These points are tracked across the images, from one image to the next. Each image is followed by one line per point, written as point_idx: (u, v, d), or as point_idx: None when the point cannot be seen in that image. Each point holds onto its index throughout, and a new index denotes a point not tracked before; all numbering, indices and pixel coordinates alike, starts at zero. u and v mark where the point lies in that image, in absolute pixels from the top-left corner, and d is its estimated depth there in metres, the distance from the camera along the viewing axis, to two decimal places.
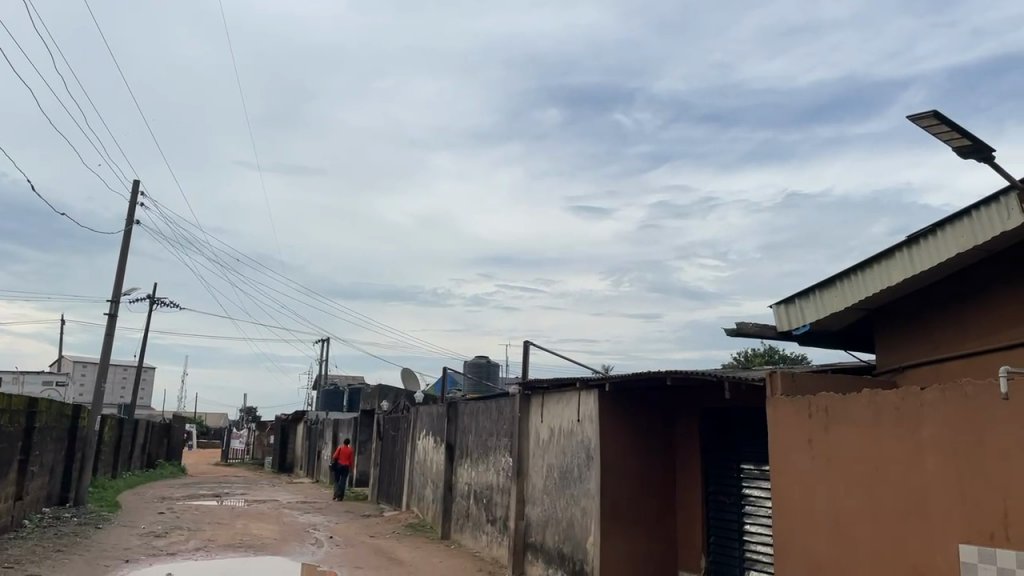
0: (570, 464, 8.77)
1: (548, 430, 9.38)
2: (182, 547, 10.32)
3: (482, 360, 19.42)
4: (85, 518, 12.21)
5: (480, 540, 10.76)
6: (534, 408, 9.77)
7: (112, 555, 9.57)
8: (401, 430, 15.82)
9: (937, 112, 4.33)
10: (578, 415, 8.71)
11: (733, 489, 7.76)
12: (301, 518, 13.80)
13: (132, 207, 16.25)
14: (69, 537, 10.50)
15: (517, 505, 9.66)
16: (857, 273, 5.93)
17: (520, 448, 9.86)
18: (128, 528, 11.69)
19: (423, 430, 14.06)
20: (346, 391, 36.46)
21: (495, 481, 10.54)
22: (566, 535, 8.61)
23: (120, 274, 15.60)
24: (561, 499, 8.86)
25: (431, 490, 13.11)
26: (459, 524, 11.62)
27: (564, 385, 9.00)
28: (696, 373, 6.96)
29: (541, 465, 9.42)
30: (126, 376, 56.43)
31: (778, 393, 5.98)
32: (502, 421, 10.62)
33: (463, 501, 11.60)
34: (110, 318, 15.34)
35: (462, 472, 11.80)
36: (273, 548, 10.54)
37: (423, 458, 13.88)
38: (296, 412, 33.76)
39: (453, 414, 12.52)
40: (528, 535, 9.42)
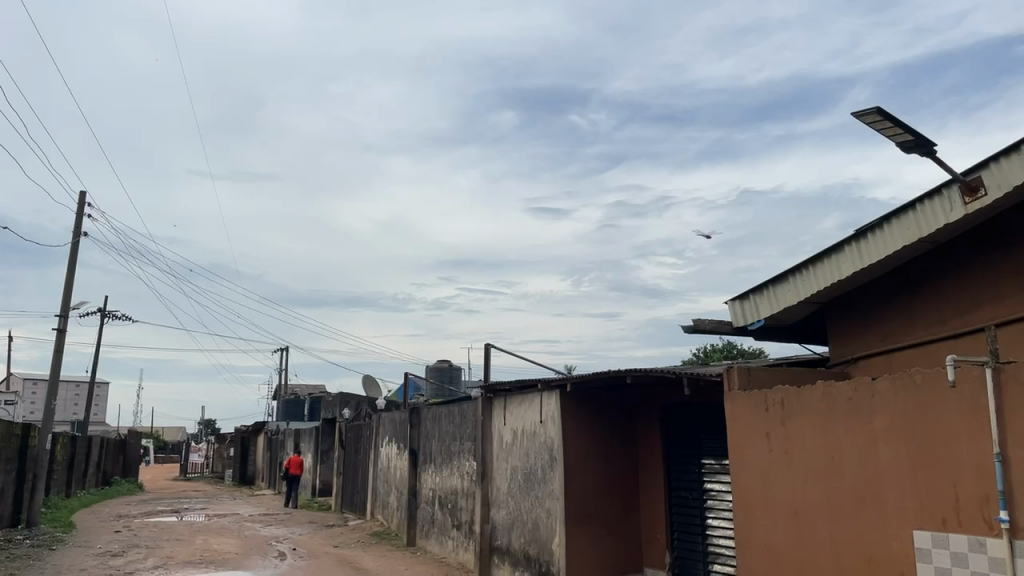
0: (533, 466, 8.78)
1: (511, 433, 9.39)
2: (140, 566, 10.07)
3: (444, 364, 19.38)
4: (37, 539, 11.86)
5: (446, 546, 10.71)
6: (496, 411, 9.77)
7: None
8: (363, 437, 15.68)
9: (881, 108, 4.45)
10: (540, 416, 8.73)
11: (694, 485, 7.86)
12: (263, 531, 13.59)
13: (80, 218, 15.83)
14: (20, 560, 10.19)
15: (482, 508, 9.65)
16: (808, 267, 6.06)
17: (484, 452, 9.85)
18: (83, 549, 11.37)
19: (386, 437, 13.97)
20: (307, 400, 36.00)
21: (460, 486, 10.51)
22: (531, 537, 8.63)
23: (69, 288, 15.19)
24: (525, 502, 8.87)
25: (395, 497, 13.01)
26: (424, 530, 11.56)
27: (526, 387, 9.02)
28: (654, 370, 7.04)
29: (505, 469, 9.41)
30: (79, 392, 55.00)
31: (735, 388, 6.08)
32: (466, 424, 10.58)
33: (427, 507, 11.54)
34: (60, 334, 14.91)
35: (426, 477, 11.75)
36: (236, 563, 10.36)
37: (386, 465, 13.76)
38: (257, 423, 33.23)
39: (416, 420, 12.45)
40: (493, 538, 9.43)
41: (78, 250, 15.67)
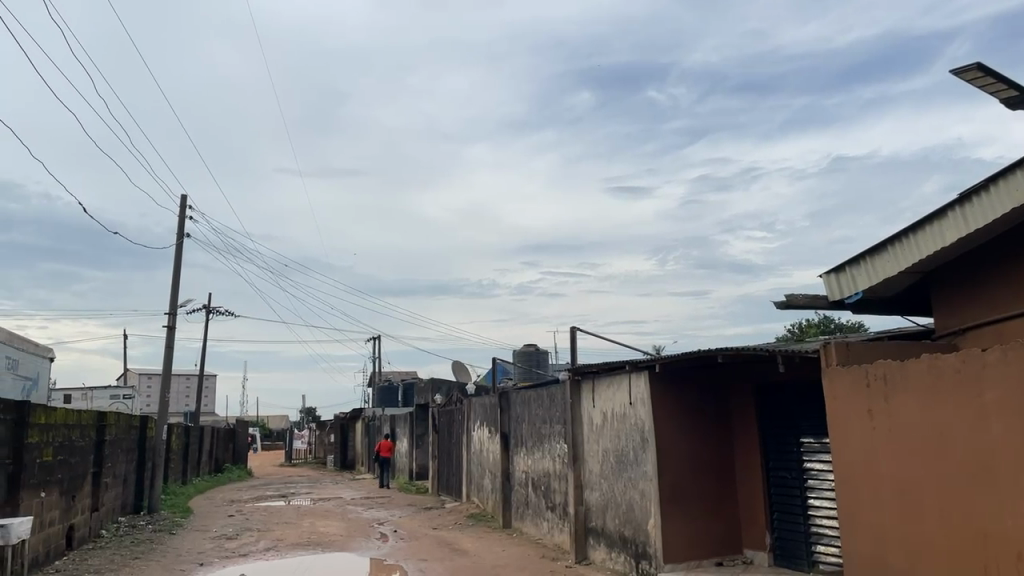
0: (625, 447, 8.77)
1: (601, 415, 9.39)
2: (252, 548, 10.65)
3: (531, 348, 19.51)
4: (159, 524, 12.70)
5: (542, 528, 10.82)
6: (585, 393, 9.78)
7: (188, 559, 9.96)
8: (456, 423, 16.00)
9: (981, 64, 4.20)
10: (630, 398, 8.69)
11: (793, 464, 7.67)
12: (365, 514, 14.10)
13: (182, 220, 16.70)
14: (144, 544, 10.94)
15: (576, 490, 9.72)
16: (909, 235, 5.79)
17: (574, 435, 9.89)
18: (201, 532, 12.11)
19: (477, 422, 14.22)
20: (400, 387, 36.97)
21: (553, 468, 10.59)
22: (626, 519, 8.63)
23: (175, 287, 16.08)
24: (619, 483, 8.87)
25: (489, 480, 13.23)
26: (519, 512, 11.71)
27: (614, 369, 9.00)
28: (748, 348, 6.90)
29: (597, 451, 9.43)
30: (190, 384, 58.32)
31: (833, 363, 5.90)
32: (555, 408, 10.64)
33: (522, 489, 11.68)
34: (170, 330, 15.83)
35: (519, 460, 11.90)
36: (340, 545, 10.80)
37: (480, 448, 14.00)
38: (354, 410, 34.40)
39: (506, 404, 12.61)
40: (588, 520, 9.48)
41: (183, 250, 16.56)
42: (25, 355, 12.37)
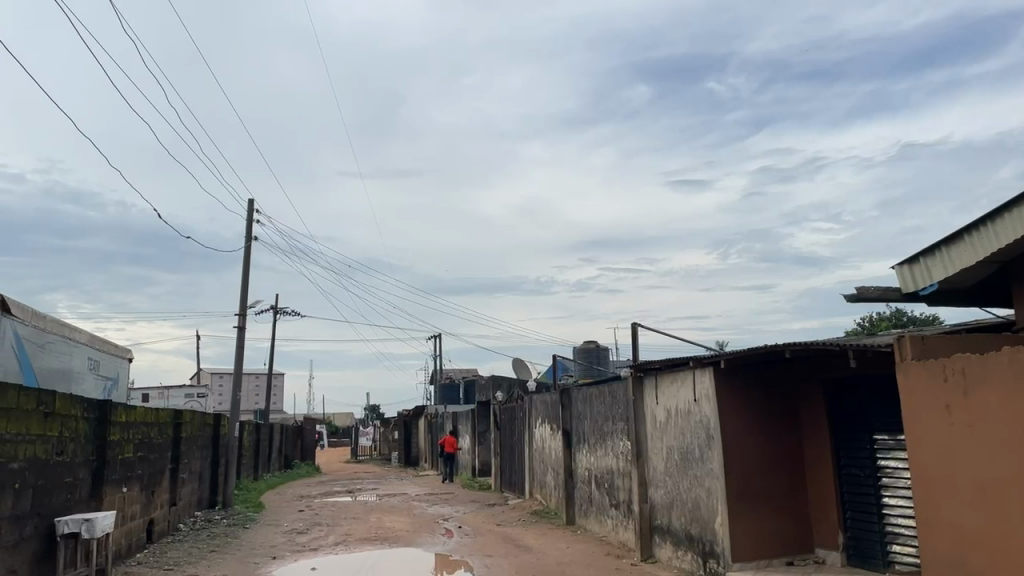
0: (690, 445, 8.66)
1: (664, 412, 9.29)
2: (323, 542, 10.92)
3: (591, 345, 19.44)
4: (233, 519, 13.13)
5: (606, 525, 10.78)
6: (648, 390, 9.69)
7: (261, 552, 10.28)
8: (517, 420, 16.05)
9: None
10: (695, 394, 8.57)
11: (867, 461, 7.44)
12: (430, 509, 14.28)
13: (250, 224, 17.20)
14: (221, 538, 11.31)
15: (640, 488, 9.65)
16: (987, 224, 5.55)
17: (638, 432, 9.81)
18: (273, 527, 12.47)
19: (539, 419, 14.24)
20: (462, 385, 37.31)
21: (616, 466, 10.53)
22: (692, 516, 8.53)
23: (245, 289, 16.58)
24: (684, 481, 8.77)
25: (552, 477, 13.24)
26: (583, 509, 11.69)
27: (677, 365, 8.89)
28: (817, 343, 6.73)
29: (662, 448, 9.33)
30: (260, 382, 60.11)
31: (908, 358, 5.69)
32: (618, 405, 10.57)
33: (585, 486, 11.66)
34: (240, 331, 16.32)
35: (582, 457, 11.87)
36: (407, 540, 10.97)
37: (542, 445, 14.02)
38: (416, 407, 34.90)
39: (568, 401, 12.59)
40: (653, 518, 9.40)
41: (250, 253, 17.05)
42: (106, 356, 12.93)
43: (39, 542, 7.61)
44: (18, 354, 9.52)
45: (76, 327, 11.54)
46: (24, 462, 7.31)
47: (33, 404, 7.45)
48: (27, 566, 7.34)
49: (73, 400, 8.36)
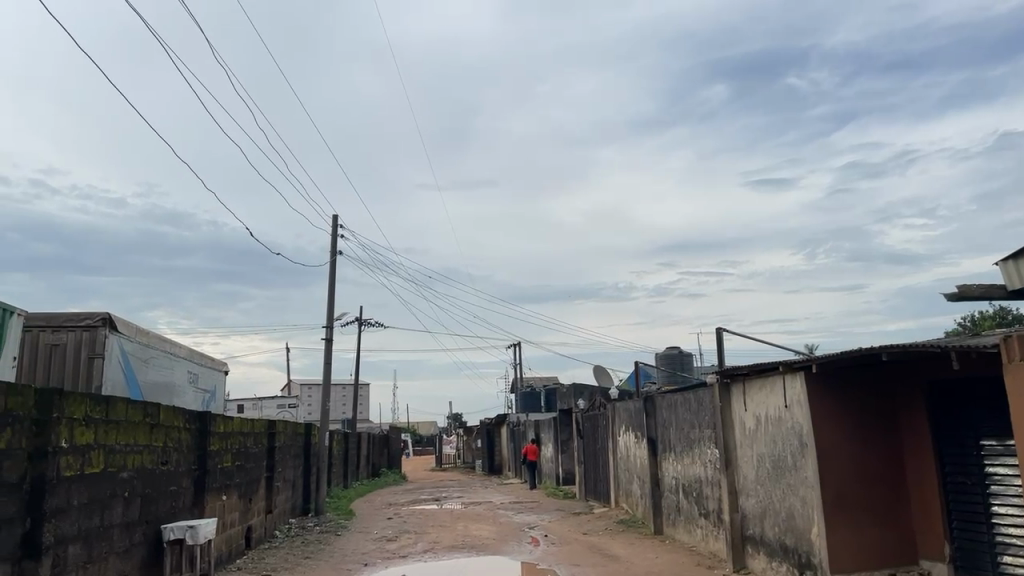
0: (782, 453, 8.38)
1: (754, 419, 9.04)
2: (411, 550, 11.10)
3: (674, 351, 19.14)
4: (325, 526, 13.52)
5: (695, 535, 10.56)
6: (737, 397, 9.45)
7: (353, 559, 10.52)
8: (600, 428, 15.94)
9: None
10: (785, 401, 8.31)
11: (973, 468, 7.04)
12: (516, 518, 14.32)
13: (335, 239, 17.74)
14: (314, 544, 11.68)
15: (730, 497, 9.41)
16: None
17: (726, 440, 9.57)
18: (363, 534, 12.77)
19: (623, 427, 14.09)
20: (543, 392, 37.34)
21: (704, 474, 10.31)
22: (786, 526, 8.25)
23: (331, 302, 17.08)
24: (777, 490, 8.49)
25: (638, 485, 13.07)
26: (671, 518, 11.48)
27: (766, 370, 8.64)
28: (916, 345, 6.42)
29: (752, 457, 9.07)
30: (346, 392, 61.75)
31: (1016, 359, 5.35)
32: (704, 412, 10.34)
33: (672, 495, 11.46)
34: (328, 343, 16.81)
35: (668, 466, 11.68)
36: (494, 548, 11.04)
37: (626, 454, 13.86)
38: (498, 415, 35.11)
39: (652, 408, 12.42)
40: (745, 528, 9.15)
41: (335, 267, 17.56)
42: (204, 369, 13.55)
43: (148, 547, 8.02)
44: (124, 369, 10.08)
45: (176, 342, 12.13)
46: (133, 471, 7.73)
47: (140, 416, 7.87)
48: (137, 570, 7.74)
49: (175, 411, 8.78)
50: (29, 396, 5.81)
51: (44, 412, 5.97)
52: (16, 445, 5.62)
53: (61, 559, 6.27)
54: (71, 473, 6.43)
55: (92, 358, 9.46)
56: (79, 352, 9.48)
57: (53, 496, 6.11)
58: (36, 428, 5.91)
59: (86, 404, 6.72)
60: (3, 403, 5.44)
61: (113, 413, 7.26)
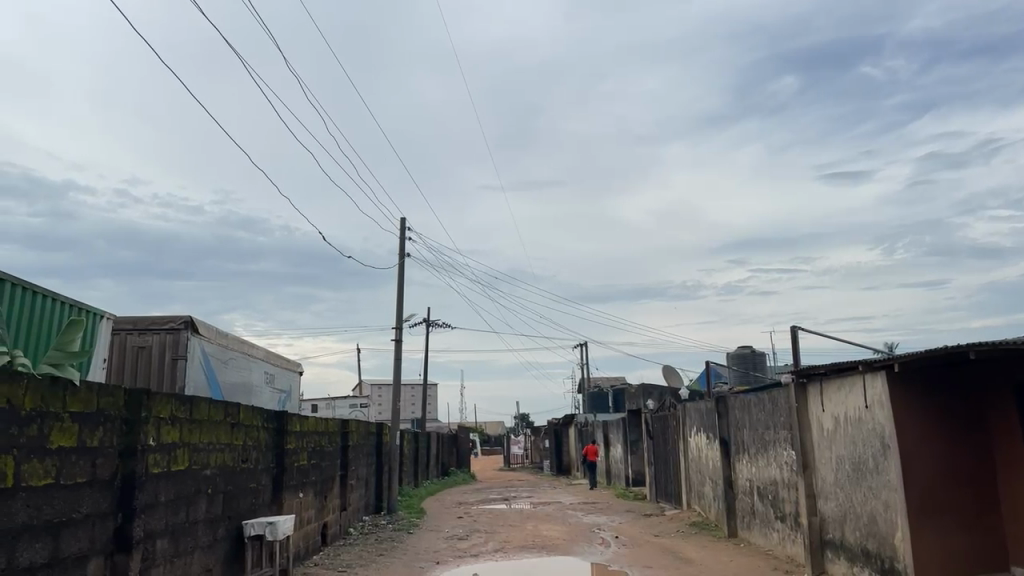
0: (863, 455, 8.10)
1: (832, 420, 8.76)
2: (482, 549, 11.17)
3: (747, 350, 18.75)
4: (397, 524, 13.73)
5: (771, 539, 10.31)
6: (813, 396, 9.19)
7: (425, 557, 10.67)
8: (670, 428, 15.71)
9: None
10: (866, 401, 8.01)
11: None
12: (586, 518, 14.27)
13: (403, 241, 18.03)
14: (387, 542, 11.89)
15: (808, 500, 9.15)
16: None
17: (803, 441, 9.31)
18: (435, 533, 12.93)
19: (694, 427, 13.87)
20: (612, 393, 37.09)
21: (780, 476, 10.04)
22: (868, 531, 7.96)
23: (401, 304, 17.36)
24: (858, 493, 8.21)
25: (710, 487, 12.84)
26: (746, 521, 11.23)
27: (845, 370, 8.36)
28: (1007, 343, 6.11)
29: (831, 459, 8.80)
30: (415, 392, 62.65)
31: None
32: (779, 413, 10.08)
33: (747, 498, 11.21)
34: (397, 343, 17.10)
35: (742, 468, 11.43)
36: (565, 549, 11.02)
37: (698, 455, 13.63)
38: (567, 416, 35.05)
39: (724, 409, 12.19)
40: (825, 532, 8.87)
41: (404, 269, 17.84)
42: (280, 370, 13.97)
43: (230, 543, 8.29)
44: (206, 369, 10.47)
45: (254, 344, 12.54)
46: (215, 469, 8.01)
47: (221, 415, 8.15)
48: (220, 565, 8.01)
49: (254, 411, 9.07)
50: (119, 396, 6.08)
51: (132, 412, 6.24)
52: (107, 444, 5.89)
53: (150, 553, 6.54)
54: (158, 470, 6.70)
55: (175, 360, 9.84)
56: (163, 354, 9.88)
57: (142, 493, 6.38)
58: (126, 427, 6.19)
59: (171, 404, 6.99)
60: (95, 403, 5.70)
61: (196, 413, 7.54)
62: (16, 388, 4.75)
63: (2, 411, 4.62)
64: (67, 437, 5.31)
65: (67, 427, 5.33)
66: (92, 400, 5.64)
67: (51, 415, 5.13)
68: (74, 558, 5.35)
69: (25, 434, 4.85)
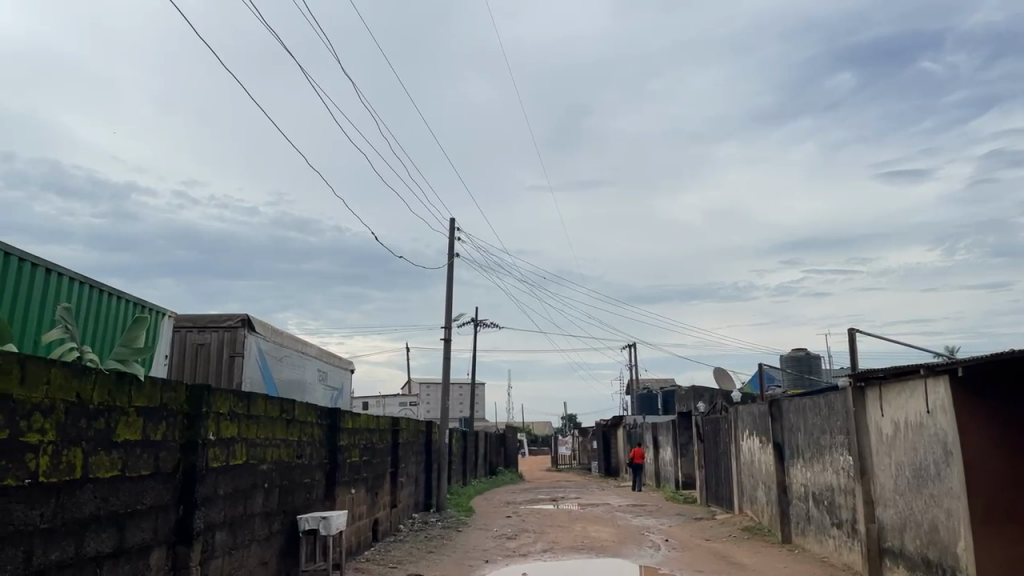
0: (924, 461, 7.86)
1: (892, 425, 8.54)
2: (531, 549, 11.19)
3: (801, 353, 18.40)
4: (447, 521, 13.85)
5: (827, 545, 10.08)
6: (872, 401, 8.96)
7: (475, 555, 10.72)
8: (722, 432, 15.49)
9: None
10: (928, 406, 7.78)
11: None
12: (635, 521, 14.16)
13: (452, 242, 18.17)
14: (437, 539, 11.99)
15: (866, 507, 8.93)
16: None
17: (861, 446, 9.08)
18: (484, 531, 12.98)
19: (746, 431, 13.65)
20: (661, 395, 36.76)
21: (837, 482, 9.82)
22: (929, 539, 7.73)
23: (450, 303, 17.49)
24: (918, 500, 7.97)
25: (763, 491, 12.63)
26: (800, 527, 11.02)
27: (905, 374, 8.14)
28: None
29: (890, 465, 8.57)
30: (463, 391, 63.09)
31: None
32: (836, 417, 9.86)
33: (801, 503, 11.00)
34: (446, 342, 17.25)
35: (797, 472, 11.21)
36: (614, 550, 10.96)
37: (750, 459, 13.41)
38: (615, 417, 34.85)
39: (778, 412, 11.97)
40: (883, 539, 8.64)
41: (453, 270, 17.97)
42: (332, 368, 14.22)
43: (286, 537, 8.48)
44: (262, 367, 10.72)
45: (307, 342, 12.78)
46: (272, 464, 8.19)
47: (277, 412, 8.33)
48: (276, 558, 8.19)
49: (308, 407, 9.26)
50: (181, 392, 6.25)
51: (194, 408, 6.43)
52: (170, 438, 6.07)
53: (210, 545, 6.72)
54: (218, 464, 6.89)
55: (233, 357, 10.11)
56: (221, 350, 10.16)
57: (203, 486, 6.56)
58: (187, 422, 6.36)
59: (230, 400, 7.17)
60: (159, 398, 5.88)
61: (254, 408, 7.73)
62: (84, 383, 4.91)
63: (71, 405, 4.79)
64: (132, 431, 5.48)
65: (132, 421, 5.50)
66: (156, 395, 5.82)
67: (116, 409, 5.30)
68: (138, 549, 5.52)
69: (94, 427, 5.01)
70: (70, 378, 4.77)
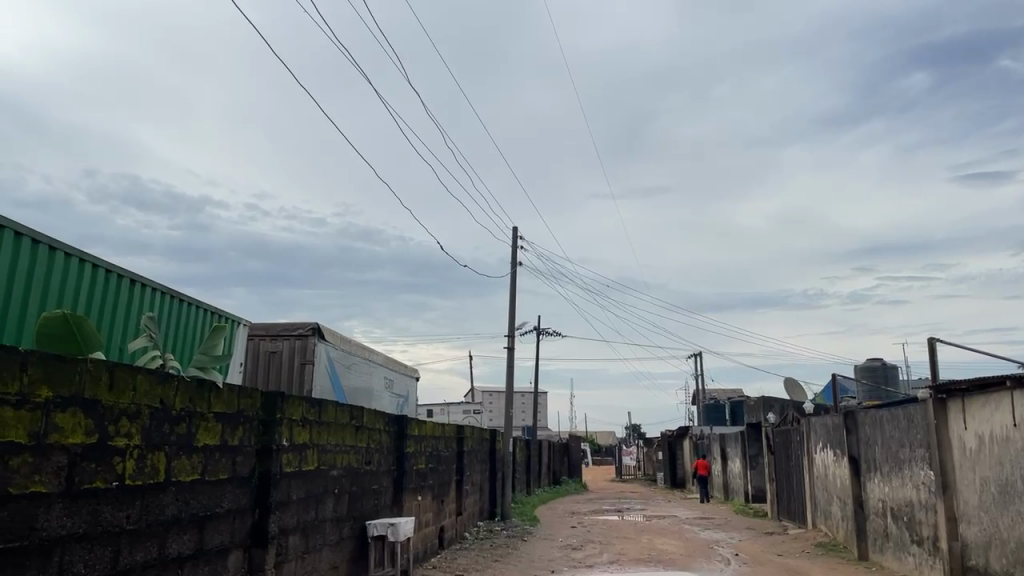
0: (1011, 476, 7.49)
1: (976, 438, 8.16)
2: (597, 560, 11.10)
3: (876, 363, 17.77)
4: (512, 530, 13.86)
5: (907, 563, 9.69)
6: (955, 414, 8.60)
7: (540, 565, 10.68)
8: (793, 444, 15.07)
9: None
10: (1014, 419, 7.42)
11: None
12: (703, 534, 13.89)
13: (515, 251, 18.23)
14: (502, 547, 12.00)
15: (949, 523, 8.55)
16: None
17: (943, 460, 8.71)
18: (549, 541, 12.93)
19: (820, 444, 13.25)
20: (728, 406, 36.00)
21: (917, 497, 9.44)
22: (1016, 559, 7.34)
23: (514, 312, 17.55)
24: (1004, 518, 7.59)
25: (838, 506, 12.23)
26: (878, 544, 10.62)
27: (990, 385, 7.78)
28: None
29: (974, 480, 8.19)
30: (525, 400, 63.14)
31: None
32: (915, 430, 9.49)
33: (878, 519, 10.61)
34: (510, 351, 17.29)
35: (874, 487, 10.82)
36: (682, 564, 10.77)
37: (824, 473, 13.02)
38: (681, 428, 34.28)
39: (853, 425, 11.59)
40: (967, 558, 8.26)
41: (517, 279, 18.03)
42: (399, 376, 14.42)
43: (356, 542, 8.62)
44: (331, 374, 10.96)
45: (374, 350, 13.00)
46: (342, 470, 8.35)
47: (346, 419, 8.48)
48: (346, 562, 8.34)
49: (376, 414, 9.41)
50: (257, 398, 6.44)
51: (269, 414, 6.61)
52: (247, 443, 6.25)
53: (283, 549, 6.88)
54: (291, 469, 7.05)
55: (304, 364, 10.36)
56: (293, 358, 10.42)
57: (278, 490, 6.73)
58: (262, 427, 6.54)
59: (303, 407, 7.34)
60: (236, 404, 6.06)
61: (325, 415, 7.91)
62: (167, 389, 5.10)
63: (156, 410, 4.98)
64: (211, 436, 5.67)
65: (211, 426, 5.68)
66: (233, 401, 6.00)
67: (197, 415, 5.49)
68: (217, 550, 5.70)
69: (176, 432, 5.20)
70: (155, 384, 4.96)
